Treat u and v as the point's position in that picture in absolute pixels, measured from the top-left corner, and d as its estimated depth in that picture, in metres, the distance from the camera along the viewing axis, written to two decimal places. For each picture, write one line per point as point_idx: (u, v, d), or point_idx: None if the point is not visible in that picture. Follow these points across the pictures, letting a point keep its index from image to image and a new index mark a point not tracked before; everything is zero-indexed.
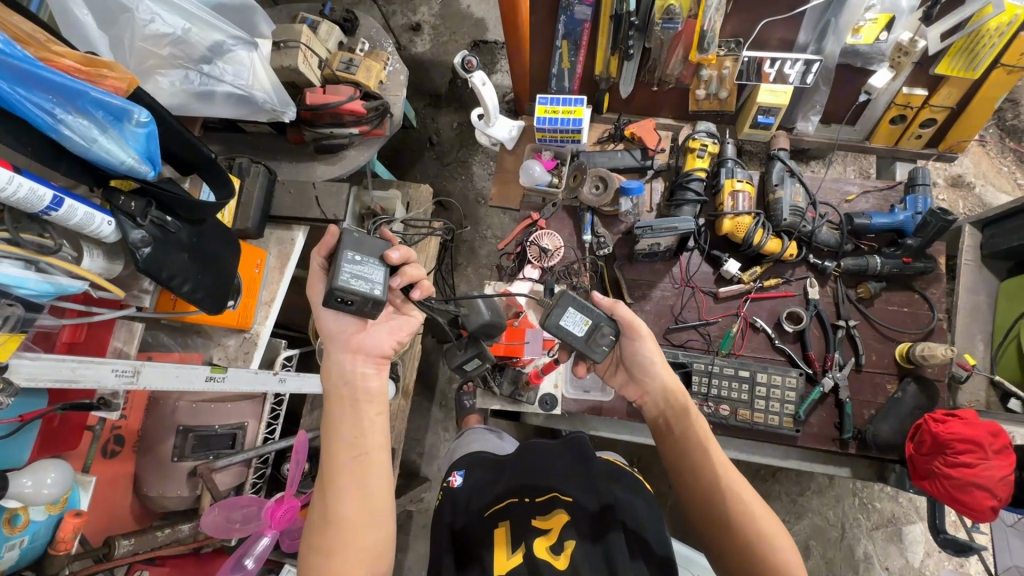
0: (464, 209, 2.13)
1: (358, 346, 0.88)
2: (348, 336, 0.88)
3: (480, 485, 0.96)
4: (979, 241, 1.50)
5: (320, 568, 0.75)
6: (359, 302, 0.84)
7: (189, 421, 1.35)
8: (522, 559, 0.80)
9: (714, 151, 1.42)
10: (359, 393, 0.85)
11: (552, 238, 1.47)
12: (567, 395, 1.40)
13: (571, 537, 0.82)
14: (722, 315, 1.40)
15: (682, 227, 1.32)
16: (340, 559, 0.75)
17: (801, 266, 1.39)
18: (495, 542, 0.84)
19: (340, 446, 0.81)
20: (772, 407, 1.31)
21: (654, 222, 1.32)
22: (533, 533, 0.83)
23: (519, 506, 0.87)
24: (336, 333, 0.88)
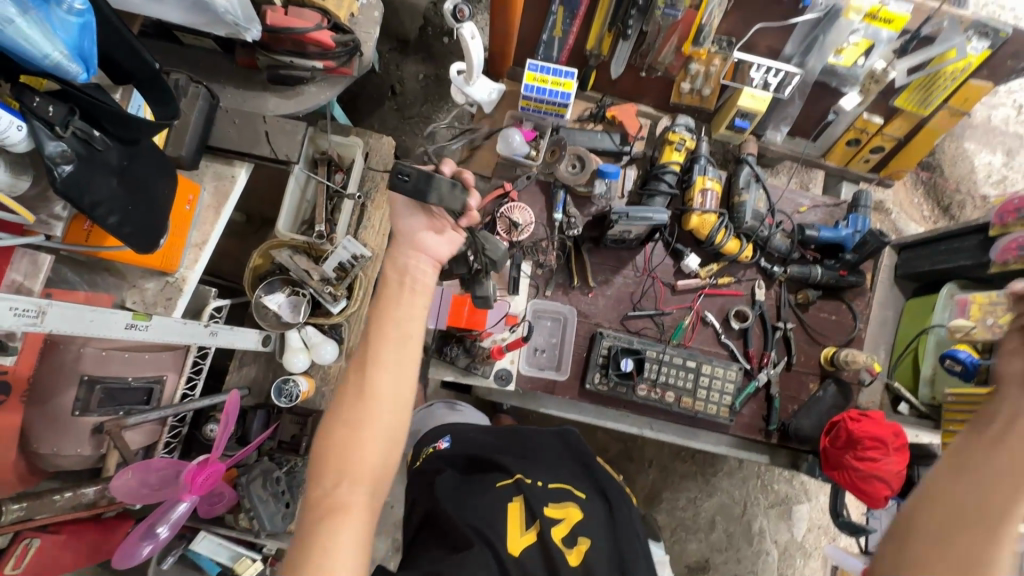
0: None
1: (421, 245, 0.96)
2: (408, 231, 0.96)
3: (474, 458, 1.17)
4: (894, 263, 1.63)
5: (341, 431, 0.85)
6: (415, 178, 0.91)
7: (96, 371, 1.18)
8: (534, 537, 0.97)
9: (690, 146, 1.45)
10: (407, 277, 0.94)
11: (523, 212, 1.42)
12: (522, 372, 1.39)
13: (581, 534, 0.98)
14: (677, 307, 1.46)
15: (656, 219, 1.35)
16: (362, 430, 0.86)
17: (752, 268, 1.47)
18: (510, 519, 0.99)
19: (389, 322, 0.91)
20: (712, 397, 1.39)
21: (630, 210, 1.33)
22: (548, 520, 0.98)
23: (534, 490, 1.03)
24: (406, 231, 0.96)
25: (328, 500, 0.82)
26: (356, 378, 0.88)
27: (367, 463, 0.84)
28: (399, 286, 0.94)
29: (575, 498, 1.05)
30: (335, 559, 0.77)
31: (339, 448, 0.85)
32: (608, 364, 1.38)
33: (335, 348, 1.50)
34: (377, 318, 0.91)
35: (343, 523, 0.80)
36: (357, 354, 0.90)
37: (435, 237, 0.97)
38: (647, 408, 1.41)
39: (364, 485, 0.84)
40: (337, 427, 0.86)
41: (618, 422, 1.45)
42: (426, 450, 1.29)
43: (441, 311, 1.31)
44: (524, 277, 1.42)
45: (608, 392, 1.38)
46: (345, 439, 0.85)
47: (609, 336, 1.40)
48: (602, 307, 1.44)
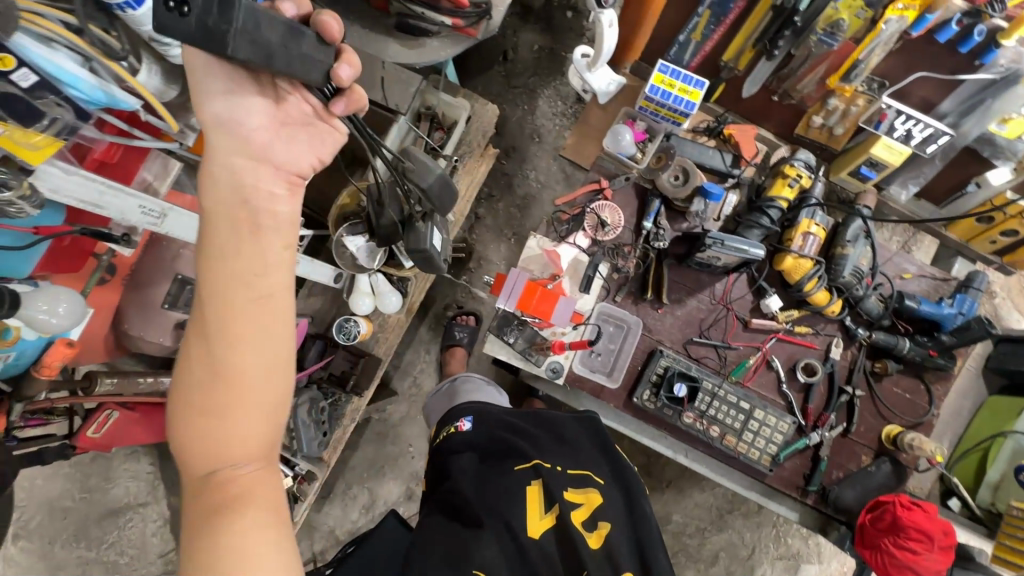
0: (515, 141, 2.01)
1: (265, 154, 0.66)
2: (227, 121, 0.64)
3: (491, 440, 1.19)
4: (985, 354, 1.54)
5: (197, 417, 0.66)
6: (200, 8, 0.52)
7: (189, 272, 1.26)
8: (553, 520, 1.05)
9: (805, 185, 1.36)
10: (258, 206, 0.66)
11: (614, 213, 1.41)
12: (573, 370, 1.39)
13: (601, 519, 1.05)
14: (744, 344, 1.41)
15: (750, 254, 1.28)
16: (230, 411, 0.66)
17: (834, 323, 1.40)
18: (530, 503, 1.06)
19: (227, 276, 0.65)
20: (757, 443, 1.36)
21: (727, 237, 1.27)
22: (569, 505, 1.05)
23: (552, 476, 1.08)
24: (231, 127, 0.64)
25: (210, 497, 0.66)
26: (205, 353, 0.66)
27: (250, 446, 0.68)
28: (239, 219, 0.65)
29: (595, 483, 1.10)
30: (241, 560, 0.64)
31: (205, 440, 0.66)
32: (661, 383, 1.36)
33: (399, 299, 1.55)
34: (212, 270, 0.65)
35: (235, 520, 0.65)
36: (196, 321, 0.66)
37: (280, 132, 0.67)
38: (687, 436, 1.39)
39: (252, 469, 0.68)
40: (193, 410, 0.66)
41: (653, 441, 1.44)
42: (447, 428, 1.29)
43: (514, 294, 1.33)
44: (598, 278, 1.39)
45: (653, 411, 1.37)
46: (209, 431, 0.66)
47: (668, 357, 1.38)
48: (668, 326, 1.42)
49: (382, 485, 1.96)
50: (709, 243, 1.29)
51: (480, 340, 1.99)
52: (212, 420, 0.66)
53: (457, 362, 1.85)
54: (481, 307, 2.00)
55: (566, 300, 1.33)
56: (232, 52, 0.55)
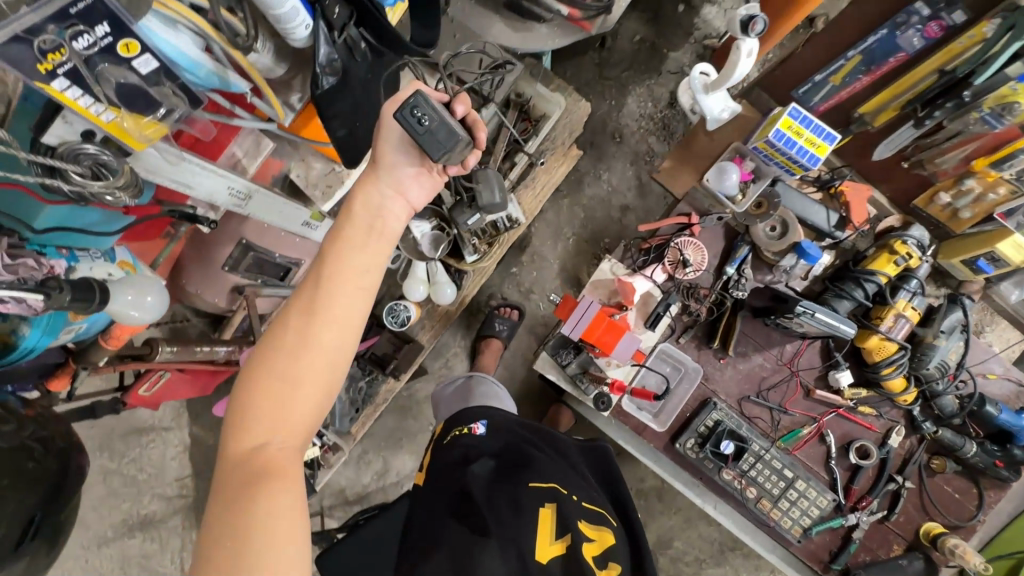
0: (594, 137, 1.89)
1: (404, 188, 0.77)
2: (395, 165, 0.77)
3: (510, 449, 1.10)
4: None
5: (266, 387, 0.69)
6: (428, 125, 0.73)
7: (254, 238, 1.22)
8: (562, 551, 0.90)
9: (912, 263, 1.25)
10: (387, 228, 0.76)
11: (699, 252, 1.31)
12: (621, 406, 1.35)
13: (614, 559, 0.90)
14: (801, 413, 1.35)
15: (841, 331, 1.21)
16: (300, 389, 0.69)
17: (900, 410, 1.34)
18: (541, 525, 0.92)
19: (343, 267, 0.72)
20: (791, 513, 1.33)
21: (820, 309, 1.19)
22: (581, 535, 0.91)
23: (569, 501, 0.96)
24: (389, 166, 0.77)
25: (247, 462, 0.66)
26: (297, 324, 0.70)
27: (300, 424, 0.70)
28: (368, 230, 0.75)
29: (609, 523, 0.98)
30: (257, 535, 0.61)
31: (267, 406, 0.68)
32: (707, 436, 1.33)
33: (454, 292, 1.50)
34: (330, 257, 0.72)
35: (263, 497, 0.64)
36: (300, 298, 0.72)
37: (420, 179, 0.79)
38: (722, 492, 1.36)
39: (291, 450, 0.69)
40: (265, 380, 0.69)
41: (684, 487, 1.41)
42: (458, 429, 1.20)
43: (580, 325, 1.26)
44: (667, 317, 1.32)
45: (694, 461, 1.34)
46: (277, 397, 0.68)
47: (720, 410, 1.34)
48: (727, 378, 1.36)
49: (397, 457, 1.98)
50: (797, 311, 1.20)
51: (518, 337, 1.95)
52: (280, 392, 0.69)
53: (492, 354, 1.82)
54: (525, 304, 1.95)
55: (631, 339, 1.27)
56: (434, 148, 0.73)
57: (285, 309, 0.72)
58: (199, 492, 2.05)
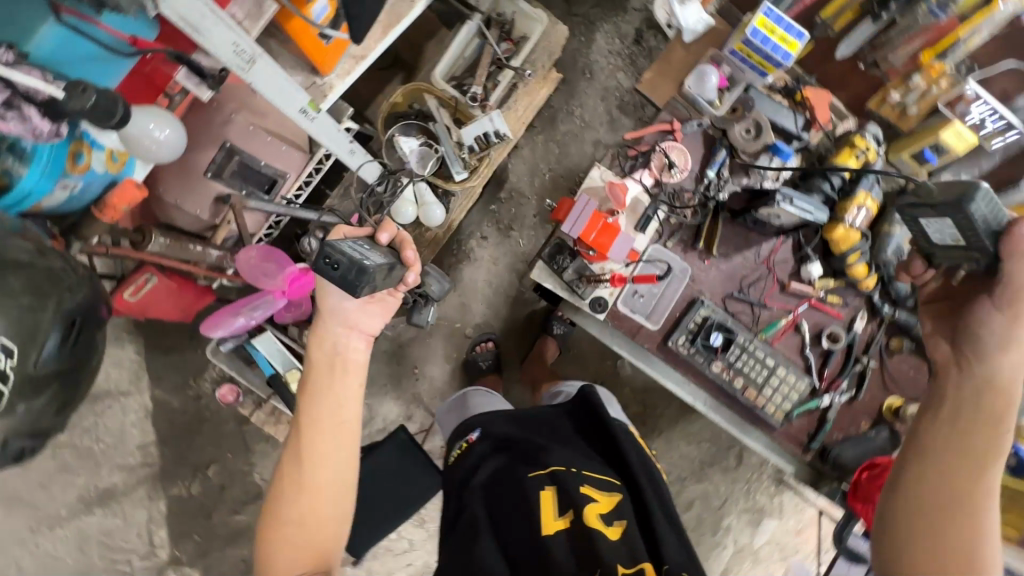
0: (566, 74, 1.94)
1: (354, 323, 1.04)
2: (336, 307, 1.02)
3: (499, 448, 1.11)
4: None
5: (283, 524, 0.95)
6: (344, 269, 0.88)
7: (238, 142, 1.16)
8: (568, 524, 0.95)
9: (869, 158, 1.39)
10: (345, 356, 1.03)
11: (683, 157, 1.38)
12: (616, 308, 1.40)
13: (623, 516, 0.95)
14: (779, 306, 1.45)
15: (813, 216, 1.35)
16: (312, 515, 0.96)
17: (861, 298, 1.47)
18: (543, 503, 0.97)
19: (319, 414, 1.00)
20: (774, 398, 1.43)
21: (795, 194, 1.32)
22: (582, 502, 0.95)
23: (564, 478, 0.99)
24: (338, 309, 1.02)
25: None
26: (294, 473, 0.98)
27: (314, 548, 0.95)
28: (333, 370, 1.03)
29: (612, 482, 1.01)
30: None
31: (289, 539, 0.95)
32: (697, 331, 1.40)
33: (442, 212, 1.48)
34: (305, 413, 1.00)
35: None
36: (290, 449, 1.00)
37: (365, 310, 1.04)
38: (713, 385, 1.44)
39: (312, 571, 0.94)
40: (285, 523, 0.95)
41: (677, 386, 1.48)
42: (458, 445, 1.17)
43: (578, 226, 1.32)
44: (656, 220, 1.39)
45: (686, 356, 1.41)
46: (295, 531, 0.95)
47: (708, 306, 1.41)
48: (711, 278, 1.44)
49: (382, 403, 1.94)
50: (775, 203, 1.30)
51: (500, 274, 1.96)
52: (294, 524, 0.95)
53: None
54: (506, 240, 1.96)
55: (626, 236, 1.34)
56: (361, 290, 0.88)
57: (282, 464, 1.00)
58: (166, 460, 1.91)
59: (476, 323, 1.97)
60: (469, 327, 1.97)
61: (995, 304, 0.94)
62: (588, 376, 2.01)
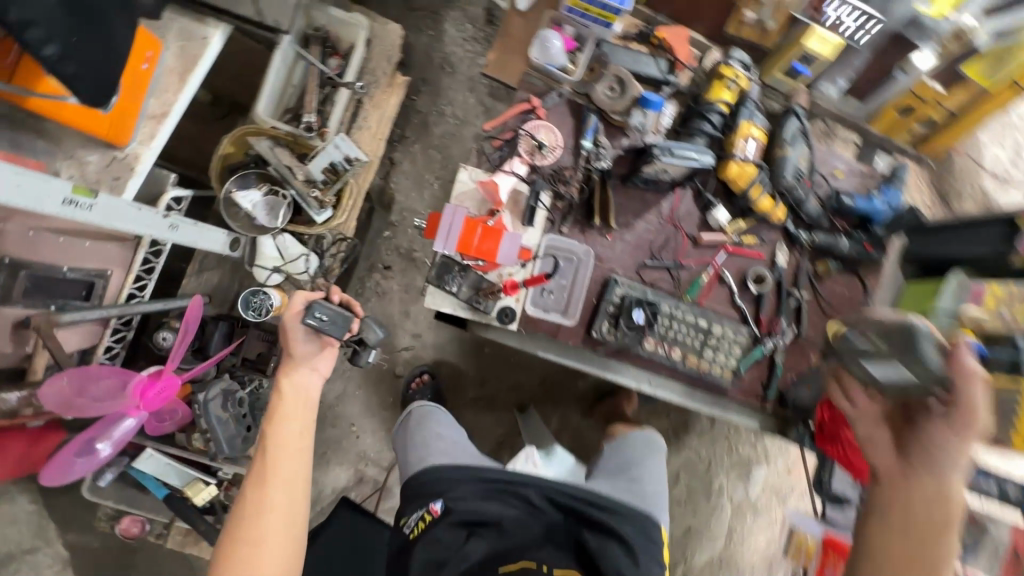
0: (425, 73, 1.79)
1: (312, 363, 1.09)
2: (304, 352, 1.09)
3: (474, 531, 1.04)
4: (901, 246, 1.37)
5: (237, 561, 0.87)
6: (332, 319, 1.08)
7: (24, 255, 1.03)
8: None
9: (742, 86, 1.29)
10: (308, 396, 1.05)
11: (551, 134, 1.26)
12: (526, 313, 1.27)
13: None
14: (696, 262, 1.36)
15: (699, 160, 1.21)
16: (263, 550, 0.89)
17: (776, 229, 1.39)
18: None
19: (280, 444, 0.97)
20: (718, 359, 1.33)
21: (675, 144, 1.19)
22: None
23: None
24: (304, 354, 1.09)
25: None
26: (253, 494, 0.91)
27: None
28: (299, 403, 1.03)
29: None
30: None
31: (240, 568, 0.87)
32: (618, 313, 1.29)
33: (314, 262, 1.35)
34: (270, 449, 0.96)
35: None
36: (253, 478, 0.94)
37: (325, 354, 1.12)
38: (651, 364, 1.33)
39: None
40: (238, 545, 0.88)
41: (615, 375, 1.36)
42: (420, 517, 1.08)
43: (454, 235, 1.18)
44: (541, 208, 1.27)
45: (614, 343, 1.29)
46: (248, 559, 0.87)
47: (623, 285, 1.30)
48: (619, 252, 1.33)
49: (327, 472, 1.77)
50: (655, 158, 1.20)
51: (415, 300, 1.81)
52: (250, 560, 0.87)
53: None
54: (412, 264, 1.81)
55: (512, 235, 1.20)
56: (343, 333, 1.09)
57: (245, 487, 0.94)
58: None
59: (405, 359, 1.82)
60: (398, 365, 1.82)
61: (941, 409, 0.90)
62: (537, 379, 1.89)
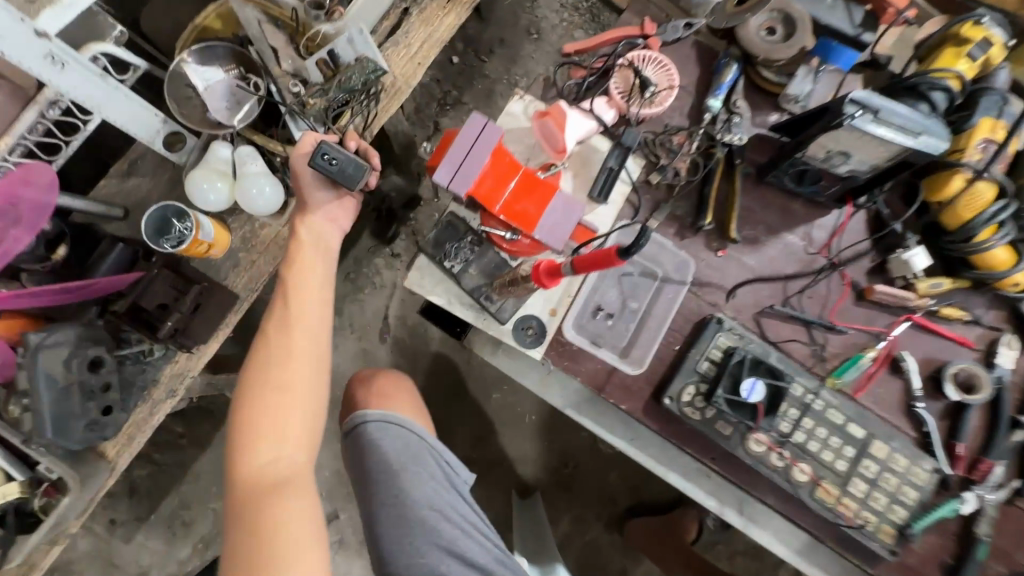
0: (504, 34, 1.43)
1: (326, 213, 0.75)
2: (316, 204, 0.75)
3: None
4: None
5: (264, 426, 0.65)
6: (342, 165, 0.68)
7: None
8: None
9: (987, 62, 0.79)
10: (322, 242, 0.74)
11: (664, 71, 0.80)
12: (562, 337, 0.78)
13: None
14: (857, 328, 0.82)
15: (922, 139, 0.67)
16: (294, 415, 0.66)
17: (1000, 310, 0.84)
18: None
19: (301, 286, 0.71)
20: (871, 501, 0.77)
21: (881, 99, 0.65)
22: None
23: None
24: (316, 202, 0.75)
25: (259, 484, 0.62)
26: (274, 328, 0.69)
27: (302, 436, 0.66)
28: (317, 247, 0.75)
29: None
30: None
31: (268, 418, 0.65)
32: (715, 377, 0.77)
33: (270, 195, 0.90)
34: (293, 294, 0.70)
35: (278, 504, 0.61)
36: (272, 322, 0.69)
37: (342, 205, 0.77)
38: (751, 476, 0.79)
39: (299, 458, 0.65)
40: (262, 394, 0.65)
41: (683, 479, 0.82)
42: None
43: (464, 169, 0.65)
44: (623, 181, 0.80)
45: (699, 425, 0.77)
46: (276, 409, 0.65)
47: (731, 333, 0.78)
48: (732, 283, 0.82)
49: None
50: (841, 123, 0.66)
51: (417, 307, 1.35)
52: (273, 422, 0.64)
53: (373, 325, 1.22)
54: None
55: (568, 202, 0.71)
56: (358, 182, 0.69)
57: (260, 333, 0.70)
58: None
59: None
60: None
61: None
62: (553, 455, 1.35)
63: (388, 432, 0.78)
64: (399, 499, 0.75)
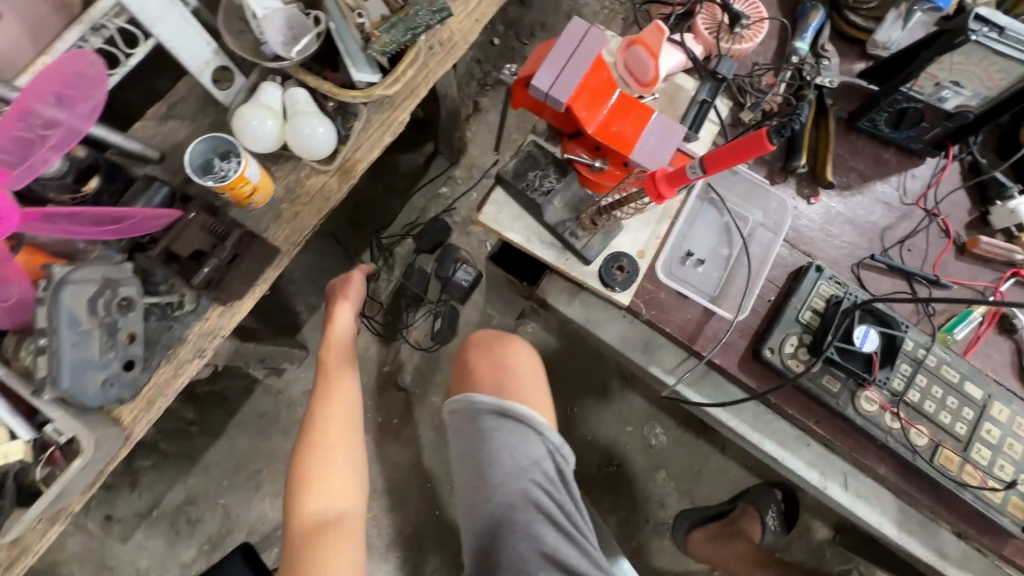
0: (546, 17, 1.40)
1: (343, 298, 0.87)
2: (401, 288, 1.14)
3: None
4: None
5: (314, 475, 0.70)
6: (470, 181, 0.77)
7: None
8: None
9: None
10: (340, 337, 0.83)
11: (751, 8, 0.77)
12: (649, 282, 0.71)
13: None
14: (961, 284, 0.76)
15: None
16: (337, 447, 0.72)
17: None
18: None
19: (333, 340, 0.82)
20: (998, 470, 0.68)
21: (1013, 21, 0.61)
22: None
23: None
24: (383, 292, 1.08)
25: (312, 528, 0.67)
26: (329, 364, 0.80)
27: (349, 475, 0.71)
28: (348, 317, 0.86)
29: None
30: None
31: (325, 464, 0.71)
32: (818, 326, 0.69)
33: (321, 134, 0.84)
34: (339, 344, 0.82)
35: (330, 543, 0.65)
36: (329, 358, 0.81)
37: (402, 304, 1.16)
38: (859, 442, 0.70)
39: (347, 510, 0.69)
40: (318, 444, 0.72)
41: (779, 447, 0.74)
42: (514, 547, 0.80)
43: (568, 73, 0.60)
44: (712, 119, 0.75)
45: (802, 381, 0.69)
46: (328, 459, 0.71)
47: (832, 281, 0.71)
48: (825, 232, 0.76)
49: (252, 502, 1.16)
50: (963, 40, 0.62)
51: None
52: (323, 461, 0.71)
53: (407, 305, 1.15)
54: (463, 239, 1.30)
55: (669, 125, 0.65)
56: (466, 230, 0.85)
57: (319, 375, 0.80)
58: None
59: (418, 366, 1.25)
60: (404, 373, 1.25)
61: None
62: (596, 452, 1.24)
63: (501, 422, 0.74)
64: (499, 488, 0.72)
